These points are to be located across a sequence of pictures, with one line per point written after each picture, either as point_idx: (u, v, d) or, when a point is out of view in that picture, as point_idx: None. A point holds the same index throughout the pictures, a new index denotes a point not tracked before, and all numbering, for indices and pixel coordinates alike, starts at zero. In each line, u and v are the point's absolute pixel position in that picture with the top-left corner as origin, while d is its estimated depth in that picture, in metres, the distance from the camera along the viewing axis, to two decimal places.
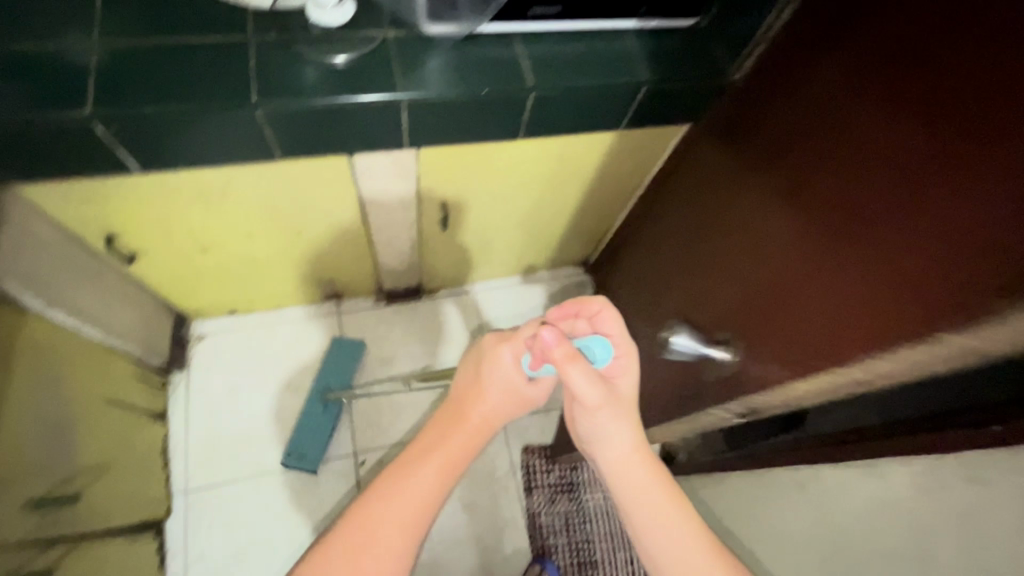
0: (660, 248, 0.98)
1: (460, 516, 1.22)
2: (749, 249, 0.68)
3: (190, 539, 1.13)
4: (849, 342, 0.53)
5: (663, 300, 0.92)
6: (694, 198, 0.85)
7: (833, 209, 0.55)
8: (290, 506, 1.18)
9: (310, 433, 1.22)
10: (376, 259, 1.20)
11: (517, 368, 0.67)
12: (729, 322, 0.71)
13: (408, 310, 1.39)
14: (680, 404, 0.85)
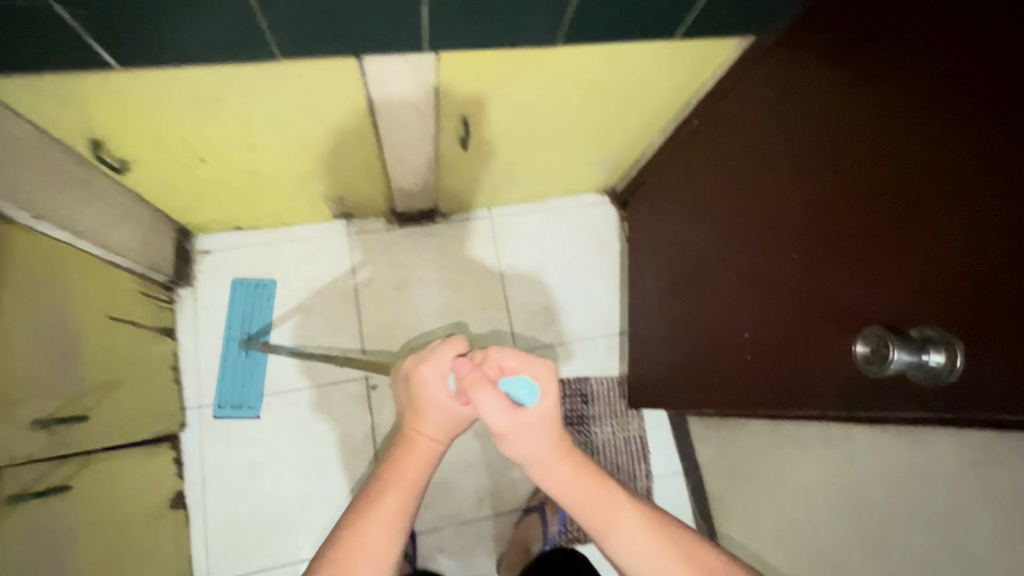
0: (712, 225, 0.95)
1: (469, 441, 1.23)
2: (843, 266, 0.66)
3: (206, 451, 1.15)
4: (961, 394, 0.53)
5: (726, 282, 0.91)
6: (760, 186, 0.81)
7: (956, 256, 0.52)
8: (303, 423, 1.19)
9: (238, 383, 1.18)
10: (388, 177, 1.11)
11: (442, 388, 0.67)
12: (821, 335, 0.70)
13: (422, 233, 1.32)
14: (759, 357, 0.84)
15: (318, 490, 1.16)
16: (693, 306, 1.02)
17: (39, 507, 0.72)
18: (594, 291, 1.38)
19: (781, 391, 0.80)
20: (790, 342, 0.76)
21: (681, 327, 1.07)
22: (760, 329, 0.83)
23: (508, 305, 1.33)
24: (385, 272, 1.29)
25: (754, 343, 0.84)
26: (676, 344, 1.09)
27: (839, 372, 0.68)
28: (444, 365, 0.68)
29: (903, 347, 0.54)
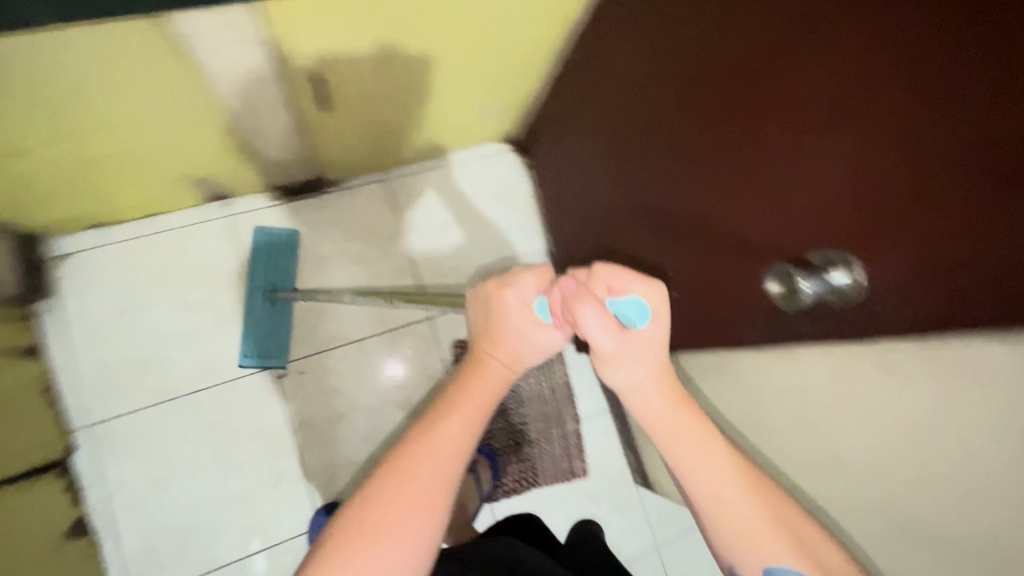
0: (627, 177, 0.96)
1: (393, 415, 1.20)
2: (751, 204, 0.69)
3: (104, 472, 1.06)
4: (873, 305, 0.57)
5: (648, 232, 0.93)
6: (663, 133, 0.83)
7: (847, 180, 0.56)
8: (212, 423, 1.12)
9: (262, 334, 1.14)
10: (253, 152, 1.00)
11: (519, 310, 0.68)
12: (739, 271, 0.74)
13: (313, 206, 1.23)
14: (690, 292, 0.87)
15: (236, 489, 1.10)
16: (623, 249, 1.03)
17: None
18: (503, 246, 1.35)
19: (719, 325, 0.83)
20: (718, 278, 0.79)
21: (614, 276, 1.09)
22: (687, 272, 0.86)
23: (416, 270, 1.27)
24: (277, 253, 1.20)
25: (684, 286, 0.87)
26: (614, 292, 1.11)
27: (762, 303, 0.72)
28: (535, 287, 0.69)
29: (806, 277, 0.59)
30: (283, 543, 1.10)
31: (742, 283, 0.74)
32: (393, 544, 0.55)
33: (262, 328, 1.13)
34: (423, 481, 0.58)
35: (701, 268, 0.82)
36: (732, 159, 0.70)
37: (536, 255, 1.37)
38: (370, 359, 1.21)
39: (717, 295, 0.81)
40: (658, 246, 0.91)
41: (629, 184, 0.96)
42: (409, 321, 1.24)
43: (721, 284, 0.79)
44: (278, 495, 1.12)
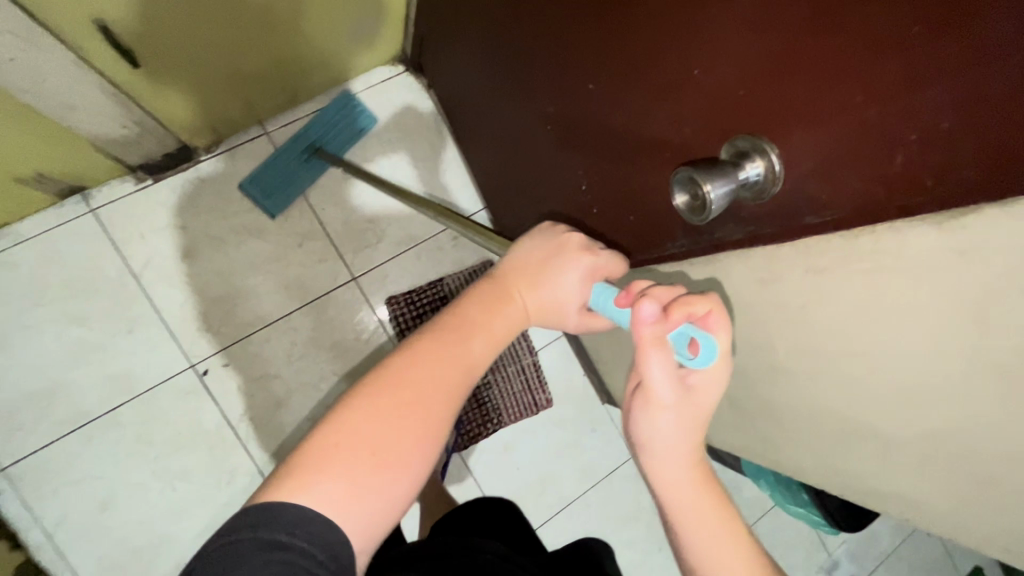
0: (518, 86, 0.80)
1: (338, 388, 1.13)
2: (644, 92, 0.56)
3: (37, 509, 0.99)
4: (811, 198, 0.45)
5: (551, 150, 0.79)
6: (539, 22, 0.67)
7: (752, 34, 0.43)
8: (142, 437, 1.04)
9: (277, 175, 1.10)
10: (79, 135, 0.84)
11: (580, 287, 0.56)
12: (647, 180, 0.61)
13: (189, 181, 1.07)
14: (596, 210, 0.74)
15: (188, 496, 1.05)
16: (532, 169, 0.90)
17: None
18: (420, 184, 1.21)
19: (635, 249, 0.71)
20: (626, 190, 0.66)
21: (533, 204, 0.95)
22: (595, 192, 0.72)
23: (326, 231, 1.14)
24: (162, 242, 1.06)
25: (596, 206, 0.74)
26: (535, 221, 0.97)
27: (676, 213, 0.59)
28: (598, 271, 0.57)
29: (722, 182, 0.45)
30: None
31: (653, 191, 0.61)
32: (373, 484, 0.43)
33: (281, 171, 1.09)
34: (426, 413, 0.47)
35: (608, 179, 0.68)
36: (630, 26, 0.54)
37: (458, 188, 1.23)
38: (297, 336, 1.12)
39: (622, 214, 0.69)
40: (563, 158, 0.77)
41: (521, 85, 0.79)
42: (331, 290, 1.14)
43: (632, 196, 0.65)
44: (234, 492, 1.07)
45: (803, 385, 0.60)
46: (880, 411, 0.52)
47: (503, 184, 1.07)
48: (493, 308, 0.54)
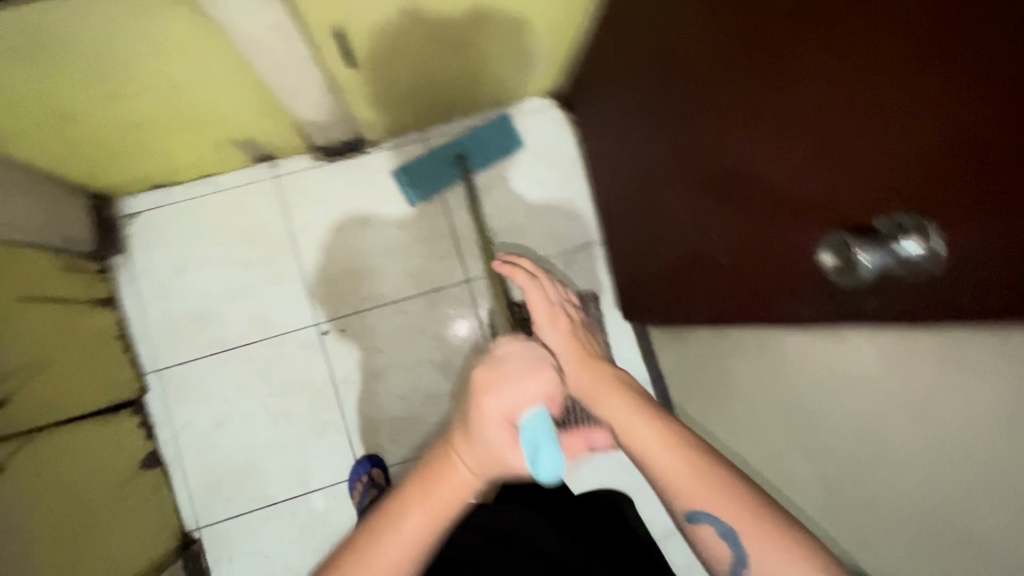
0: (666, 134, 0.86)
1: (431, 375, 1.22)
2: (791, 155, 0.58)
3: (172, 412, 1.16)
4: (951, 292, 0.45)
5: (688, 197, 0.83)
6: (697, 80, 0.73)
7: (901, 136, 0.45)
8: (262, 375, 1.19)
9: (429, 170, 1.22)
10: (290, 113, 1.01)
11: (504, 435, 0.55)
12: (782, 239, 0.62)
13: (353, 167, 1.24)
14: (723, 262, 0.77)
15: (285, 436, 1.18)
16: (662, 212, 0.94)
17: None
18: (546, 208, 1.28)
19: (758, 305, 0.72)
20: (756, 248, 0.68)
21: (659, 245, 0.98)
22: (728, 243, 0.74)
23: (454, 232, 1.25)
24: (320, 214, 1.23)
25: (725, 257, 0.76)
26: (658, 262, 1.00)
27: (809, 278, 0.60)
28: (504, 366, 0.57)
29: (869, 248, 0.46)
30: (334, 488, 1.18)
31: (782, 255, 0.63)
32: None
33: (432, 167, 1.22)
34: None
35: (738, 235, 0.71)
36: (784, 104, 0.57)
37: (579, 218, 1.29)
38: (407, 319, 1.23)
39: (750, 268, 0.71)
40: (697, 207, 0.80)
41: (670, 133, 0.84)
42: (446, 286, 1.24)
43: (760, 255, 0.67)
44: (323, 444, 1.19)
45: (912, 483, 0.57)
46: (994, 528, 0.49)
47: (628, 221, 1.11)
48: (431, 475, 0.57)
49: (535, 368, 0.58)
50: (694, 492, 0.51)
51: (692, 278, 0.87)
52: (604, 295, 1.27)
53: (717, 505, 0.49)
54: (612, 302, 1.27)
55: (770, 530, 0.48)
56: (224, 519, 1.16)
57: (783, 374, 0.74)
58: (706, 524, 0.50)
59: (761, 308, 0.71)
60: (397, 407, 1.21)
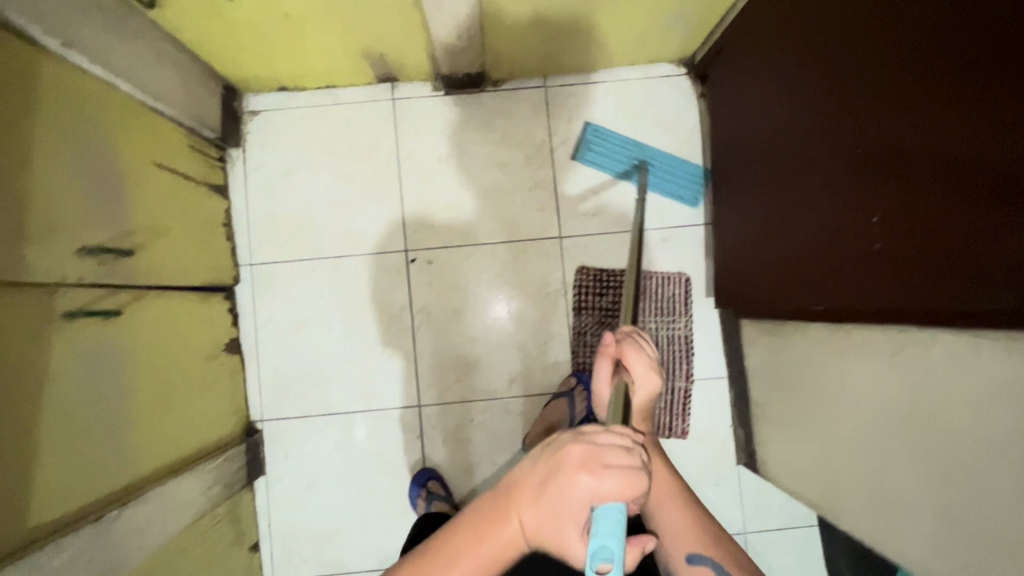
0: (818, 118, 0.81)
1: (505, 323, 1.22)
2: (1007, 131, 0.52)
3: (257, 306, 1.21)
4: None
5: (833, 185, 0.77)
6: (878, 58, 0.68)
7: None
8: (345, 289, 1.22)
9: (613, 143, 1.22)
10: (428, 31, 1.01)
11: (579, 514, 0.49)
12: (973, 225, 0.56)
13: (469, 102, 1.23)
14: (873, 251, 0.70)
15: (358, 351, 1.21)
16: (798, 193, 0.88)
17: (93, 328, 0.77)
18: (654, 179, 1.24)
19: (905, 298, 0.66)
20: (924, 237, 0.62)
21: (781, 237, 0.93)
22: (881, 237, 0.69)
23: (556, 186, 1.23)
24: (429, 144, 1.23)
25: (878, 244, 0.70)
26: (775, 255, 0.95)
27: (1001, 270, 0.53)
28: (603, 456, 0.50)
29: None
30: (391, 411, 1.21)
31: (963, 246, 0.57)
32: None
33: (612, 147, 1.22)
34: None
35: (901, 223, 0.65)
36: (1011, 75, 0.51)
37: (686, 196, 1.24)
38: (493, 264, 1.22)
39: (912, 257, 0.64)
40: (849, 191, 0.74)
41: (829, 109, 0.78)
42: (538, 239, 1.23)
43: (929, 246, 0.62)
44: (391, 366, 1.21)
45: None
46: None
47: (747, 204, 1.05)
48: (489, 514, 0.55)
49: (628, 472, 0.49)
50: (689, 537, 0.75)
51: (822, 268, 0.81)
52: (698, 280, 1.22)
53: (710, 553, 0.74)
54: (704, 288, 1.22)
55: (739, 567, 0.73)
56: (285, 418, 1.20)
57: (914, 383, 0.68)
58: (702, 566, 0.73)
59: (908, 305, 0.66)
60: (467, 347, 1.21)
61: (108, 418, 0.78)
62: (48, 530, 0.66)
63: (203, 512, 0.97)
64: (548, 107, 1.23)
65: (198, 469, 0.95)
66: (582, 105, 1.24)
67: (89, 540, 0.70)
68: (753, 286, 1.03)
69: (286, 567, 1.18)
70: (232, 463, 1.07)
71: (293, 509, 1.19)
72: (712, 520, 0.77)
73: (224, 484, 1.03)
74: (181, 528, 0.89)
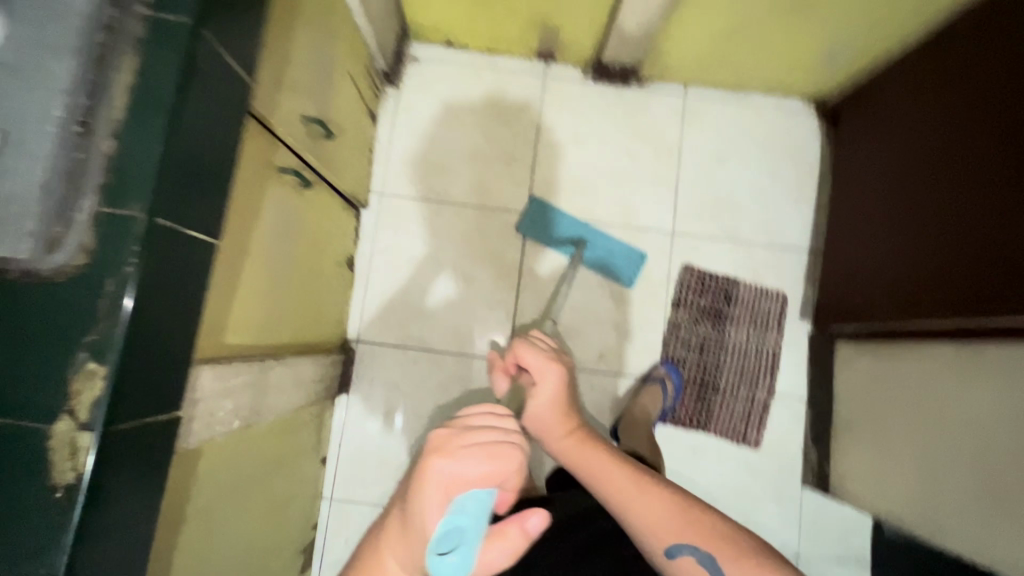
0: (912, 167, 1.02)
1: (604, 300, 1.26)
2: None
3: (378, 233, 1.27)
4: None
5: (965, 204, 0.89)
6: (972, 120, 0.90)
7: None
8: (464, 235, 1.27)
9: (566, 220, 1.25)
10: (612, 15, 1.10)
11: (435, 512, 0.47)
12: None
13: (614, 92, 1.32)
14: (1004, 263, 0.80)
15: (463, 296, 1.26)
16: (918, 213, 0.98)
17: (290, 191, 0.83)
18: (768, 199, 1.31)
19: None
20: None
21: (891, 255, 1.04)
22: (988, 254, 0.83)
23: (677, 186, 1.31)
24: (568, 122, 1.31)
25: (1006, 256, 0.80)
26: (861, 276, 1.12)
27: None
28: (468, 440, 0.50)
29: None
30: (482, 359, 1.24)
31: None
32: None
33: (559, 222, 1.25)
34: None
35: None
36: None
37: (795, 222, 1.31)
38: None
39: None
40: (982, 210, 0.85)
41: (971, 140, 0.90)
42: (651, 230, 1.29)
43: None
44: (490, 316, 1.25)
45: None
46: None
47: (860, 227, 1.15)
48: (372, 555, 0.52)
49: (491, 447, 0.50)
50: (639, 504, 0.69)
51: (942, 279, 0.91)
52: (794, 301, 1.28)
53: (676, 531, 0.66)
54: (800, 309, 1.28)
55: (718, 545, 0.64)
56: (381, 343, 1.23)
57: None
58: (685, 556, 0.65)
59: None
60: (564, 315, 1.25)
61: (278, 277, 0.82)
62: (231, 352, 0.69)
63: (310, 401, 0.99)
64: (684, 113, 1.32)
65: (316, 358, 0.99)
66: (714, 119, 1.33)
67: (252, 376, 0.72)
68: (859, 307, 1.11)
69: (346, 488, 1.19)
70: (333, 368, 1.10)
71: (367, 433, 1.21)
72: (684, 498, 0.69)
73: (326, 385, 1.06)
74: (296, 406, 0.91)
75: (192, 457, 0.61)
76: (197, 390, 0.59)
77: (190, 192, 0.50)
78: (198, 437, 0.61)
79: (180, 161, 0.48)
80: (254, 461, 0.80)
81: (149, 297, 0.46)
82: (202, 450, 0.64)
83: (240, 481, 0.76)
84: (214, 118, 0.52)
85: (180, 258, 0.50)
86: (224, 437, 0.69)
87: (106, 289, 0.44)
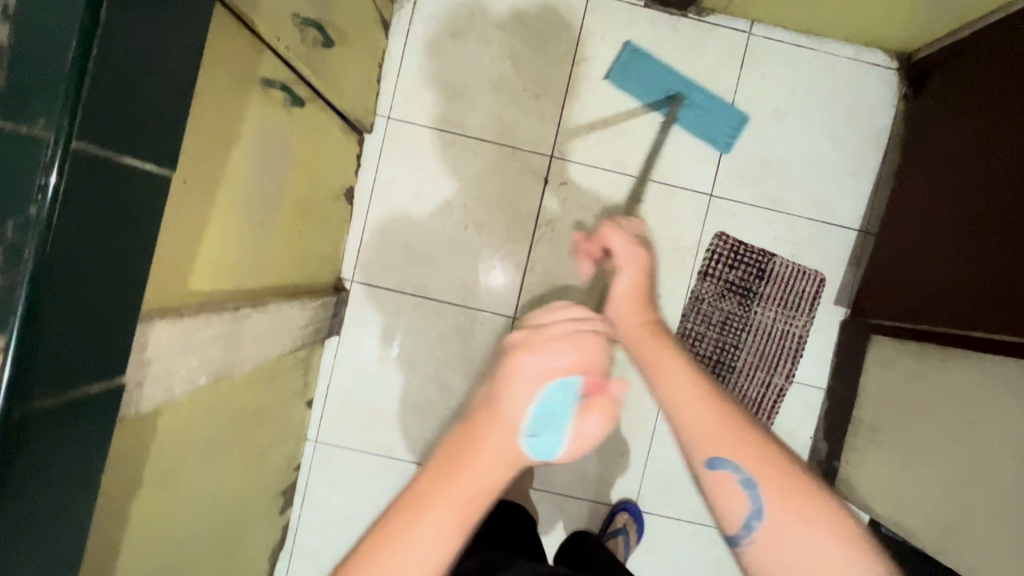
0: (1005, 146, 0.85)
1: None
2: None
3: (382, 162, 1.13)
4: None
5: None
6: None
7: None
8: (476, 175, 1.14)
9: (656, 74, 1.11)
10: None
11: (525, 393, 0.46)
12: None
13: (667, 22, 1.13)
14: None
15: (471, 243, 1.14)
16: (981, 210, 0.87)
17: (277, 110, 0.69)
18: (824, 166, 1.16)
19: None
20: None
21: (939, 254, 0.94)
22: None
23: (722, 142, 1.15)
24: (610, 53, 1.13)
25: None
26: (910, 263, 1.01)
27: None
28: (556, 331, 0.48)
29: None
30: (486, 314, 1.14)
31: None
32: None
33: (653, 75, 1.11)
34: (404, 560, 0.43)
35: None
36: None
37: (849, 196, 1.16)
38: (633, 201, 1.15)
39: None
40: None
41: None
42: (688, 189, 1.16)
43: None
44: (498, 269, 1.14)
45: None
46: None
47: (915, 215, 1.03)
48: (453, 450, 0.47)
49: (572, 337, 0.48)
50: (688, 400, 0.55)
51: (994, 290, 0.82)
52: (831, 284, 1.17)
53: (741, 457, 0.52)
54: (835, 294, 1.17)
55: (793, 501, 0.49)
56: (377, 286, 1.14)
57: None
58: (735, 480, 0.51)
59: None
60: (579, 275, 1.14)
61: (260, 212, 0.71)
62: (198, 301, 0.60)
63: (296, 347, 0.91)
64: (744, 56, 1.14)
65: (304, 302, 0.89)
66: (777, 66, 1.15)
67: (224, 328, 0.63)
68: (904, 303, 1.00)
69: (332, 431, 1.14)
70: (324, 310, 1.01)
71: (356, 378, 1.14)
72: (764, 437, 0.53)
73: (314, 329, 0.97)
74: (279, 353, 0.83)
75: (144, 422, 0.53)
76: (150, 350, 0.50)
77: (128, 111, 0.38)
78: (153, 399, 0.52)
79: (105, 67, 0.35)
80: (228, 415, 0.73)
81: (68, 251, 0.36)
82: (159, 412, 0.55)
83: (210, 435, 0.69)
84: (168, 14, 0.38)
85: (118, 198, 0.39)
86: (189, 395, 0.60)
87: (4, 235, 0.33)
